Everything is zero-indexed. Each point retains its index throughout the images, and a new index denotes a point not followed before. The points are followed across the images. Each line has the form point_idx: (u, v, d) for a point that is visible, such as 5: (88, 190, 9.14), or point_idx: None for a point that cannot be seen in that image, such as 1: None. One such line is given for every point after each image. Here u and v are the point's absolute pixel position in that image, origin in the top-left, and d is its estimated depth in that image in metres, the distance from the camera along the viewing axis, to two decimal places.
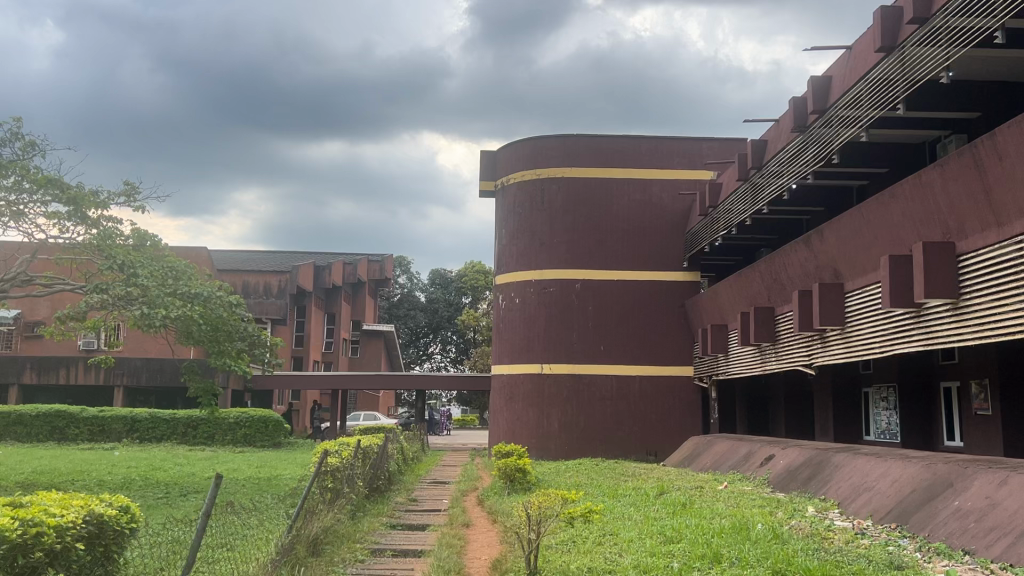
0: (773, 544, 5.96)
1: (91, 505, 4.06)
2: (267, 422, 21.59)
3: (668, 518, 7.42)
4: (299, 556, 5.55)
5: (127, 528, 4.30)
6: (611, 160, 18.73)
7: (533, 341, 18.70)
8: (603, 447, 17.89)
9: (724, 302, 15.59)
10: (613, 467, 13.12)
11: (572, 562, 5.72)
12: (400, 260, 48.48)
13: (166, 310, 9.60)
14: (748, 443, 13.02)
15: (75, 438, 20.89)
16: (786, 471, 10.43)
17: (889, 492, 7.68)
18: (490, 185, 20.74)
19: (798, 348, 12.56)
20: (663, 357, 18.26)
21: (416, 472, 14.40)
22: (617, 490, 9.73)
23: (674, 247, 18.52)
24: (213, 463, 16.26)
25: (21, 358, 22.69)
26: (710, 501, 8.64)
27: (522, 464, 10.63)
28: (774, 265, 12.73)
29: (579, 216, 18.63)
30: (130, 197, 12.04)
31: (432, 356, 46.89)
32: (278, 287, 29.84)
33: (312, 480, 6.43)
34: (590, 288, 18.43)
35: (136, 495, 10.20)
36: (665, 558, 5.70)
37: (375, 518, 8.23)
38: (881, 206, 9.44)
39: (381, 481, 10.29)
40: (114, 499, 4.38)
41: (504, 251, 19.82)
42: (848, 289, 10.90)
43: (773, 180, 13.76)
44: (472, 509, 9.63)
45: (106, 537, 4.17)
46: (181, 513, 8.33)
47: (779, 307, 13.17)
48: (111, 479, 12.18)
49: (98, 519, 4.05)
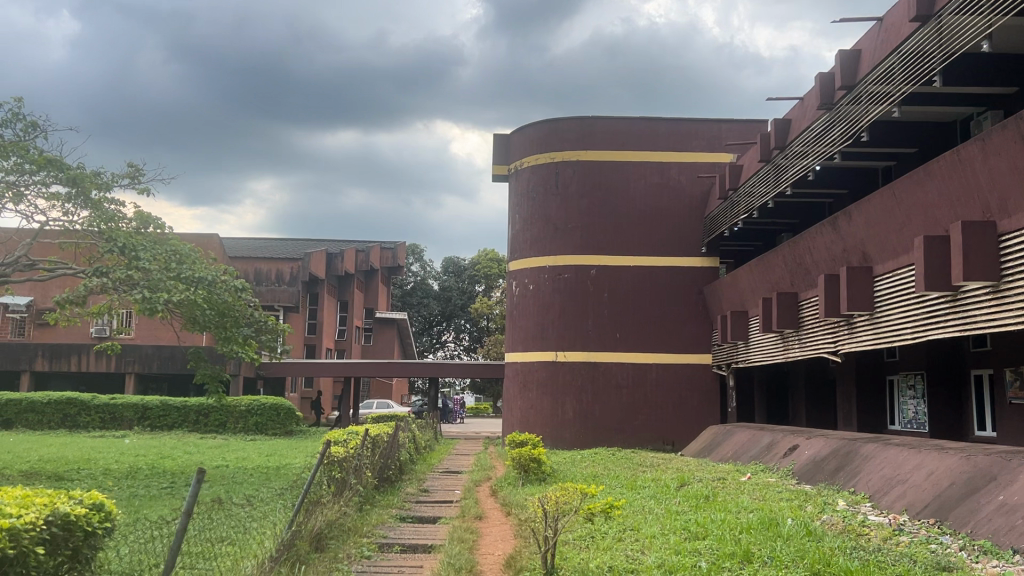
0: (807, 542, 5.56)
1: (57, 504, 3.65)
2: (278, 410, 21.33)
3: (691, 513, 7.02)
4: (301, 552, 5.21)
5: (102, 529, 3.93)
6: (628, 142, 18.27)
7: (548, 328, 18.32)
8: (619, 436, 17.52)
9: (745, 288, 15.14)
10: (630, 457, 12.76)
11: (592, 560, 5.36)
12: (413, 248, 48.17)
13: (169, 294, 9.29)
14: (770, 432, 12.62)
15: (86, 425, 20.73)
16: (811, 462, 10.02)
17: (925, 485, 7.25)
18: (503, 169, 20.33)
19: (822, 335, 12.13)
20: (681, 344, 17.84)
21: (428, 461, 14.09)
22: (636, 481, 9.34)
23: (693, 231, 18.06)
24: (223, 451, 16.01)
25: (32, 345, 22.54)
26: (734, 494, 8.24)
27: (536, 454, 10.25)
28: (798, 248, 12.28)
29: (595, 200, 18.21)
30: (134, 179, 11.74)
31: (445, 344, 46.58)
32: (290, 274, 29.56)
33: (315, 470, 6.08)
34: (606, 274, 18.01)
35: (139, 484, 9.92)
36: (692, 556, 5.30)
37: (384, 510, 7.90)
38: (915, 184, 8.98)
39: (392, 470, 9.94)
40: (87, 496, 3.97)
41: (517, 236, 19.43)
42: (877, 273, 10.45)
43: (797, 160, 13.30)
44: (485, 501, 9.27)
45: (75, 541, 3.76)
46: (183, 504, 8.01)
47: (803, 292, 12.72)
48: (117, 467, 11.93)
49: (65, 521, 3.64)
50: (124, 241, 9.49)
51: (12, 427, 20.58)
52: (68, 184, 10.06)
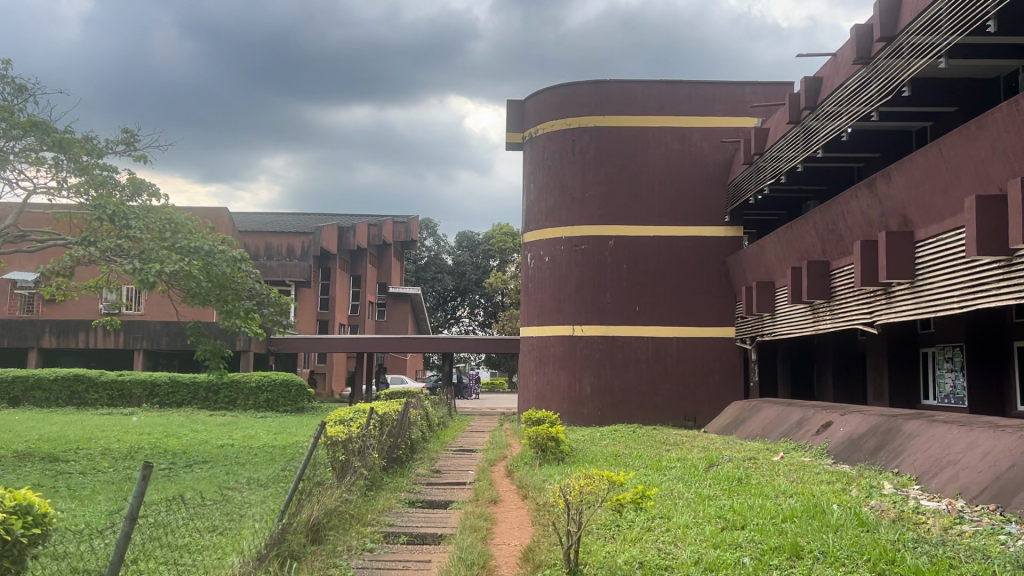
0: (859, 533, 4.93)
1: None
2: (289, 387, 20.89)
3: (725, 498, 6.42)
4: (294, 544, 4.65)
5: (28, 537, 3.34)
6: (648, 107, 17.50)
7: (564, 302, 17.71)
8: (639, 412, 16.94)
9: (771, 257, 14.44)
10: (651, 434, 12.19)
11: (619, 555, 4.76)
12: (427, 222, 47.55)
13: (162, 265, 8.73)
14: (800, 408, 11.99)
15: (94, 402, 20.40)
16: (847, 441, 9.39)
17: (981, 467, 6.61)
18: (517, 137, 19.63)
19: (856, 306, 11.44)
20: (702, 318, 17.17)
21: (441, 438, 13.60)
22: (660, 462, 8.74)
23: (715, 199, 17.31)
24: (230, 429, 15.58)
25: (40, 321, 22.21)
26: (769, 475, 7.60)
27: (554, 432, 9.64)
28: (831, 214, 11.56)
29: (613, 168, 17.49)
30: (129, 146, 11.18)
31: (460, 320, 46.15)
32: (302, 249, 29.01)
33: (316, 435, 5.47)
34: (624, 245, 17.33)
35: (136, 465, 9.44)
36: (733, 552, 4.69)
37: (391, 494, 7.37)
38: (966, 140, 8.24)
39: (401, 450, 9.41)
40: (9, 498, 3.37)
41: (532, 207, 18.78)
42: (919, 238, 9.74)
43: (828, 122, 12.54)
44: (500, 482, 8.71)
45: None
46: (179, 488, 7.49)
47: (837, 260, 12.01)
48: (117, 447, 11.49)
49: None
50: (114, 207, 8.88)
51: (20, 404, 20.26)
52: (55, 149, 9.48)
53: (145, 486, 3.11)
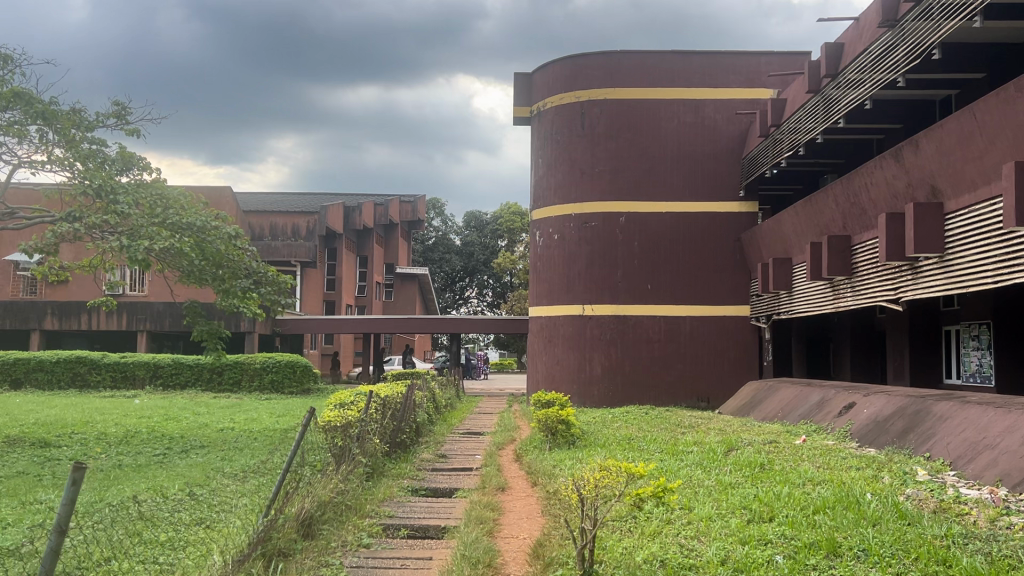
0: (900, 528, 4.48)
1: None
2: (294, 368, 20.59)
3: (748, 486, 5.98)
4: (280, 542, 4.27)
5: None
6: (660, 79, 16.94)
7: (574, 281, 17.27)
8: (650, 393, 16.52)
9: (789, 233, 13.94)
10: (665, 416, 11.78)
11: (639, 553, 4.35)
12: (434, 202, 47.04)
13: (152, 242, 8.29)
14: (819, 388, 11.55)
15: (97, 384, 20.12)
16: (871, 423, 8.95)
17: (1022, 452, 6.14)
18: (525, 111, 19.11)
19: (879, 282, 10.96)
20: (716, 296, 16.68)
21: (447, 420, 13.21)
22: (676, 446, 8.31)
23: (730, 174, 16.77)
24: (233, 411, 15.27)
25: (41, 303, 21.93)
26: (792, 461, 7.16)
27: (565, 415, 9.21)
28: (854, 185, 11.05)
29: (624, 142, 16.95)
30: (120, 118, 10.75)
31: (468, 300, 45.81)
32: (307, 228, 28.55)
33: (307, 420, 5.07)
34: (636, 222, 16.84)
35: (130, 450, 9.07)
36: (764, 549, 4.25)
37: (394, 482, 6.97)
38: (1003, 103, 7.73)
39: (406, 433, 9.03)
40: None
41: (540, 183, 18.29)
42: (949, 210, 9.25)
43: (850, 90, 11.99)
44: (509, 468, 8.31)
45: None
46: (170, 475, 7.10)
47: (859, 235, 11.52)
48: (114, 431, 11.15)
49: None
50: (102, 181, 8.43)
51: (22, 386, 19.99)
52: (39, 121, 9.03)
53: (75, 490, 2.78)
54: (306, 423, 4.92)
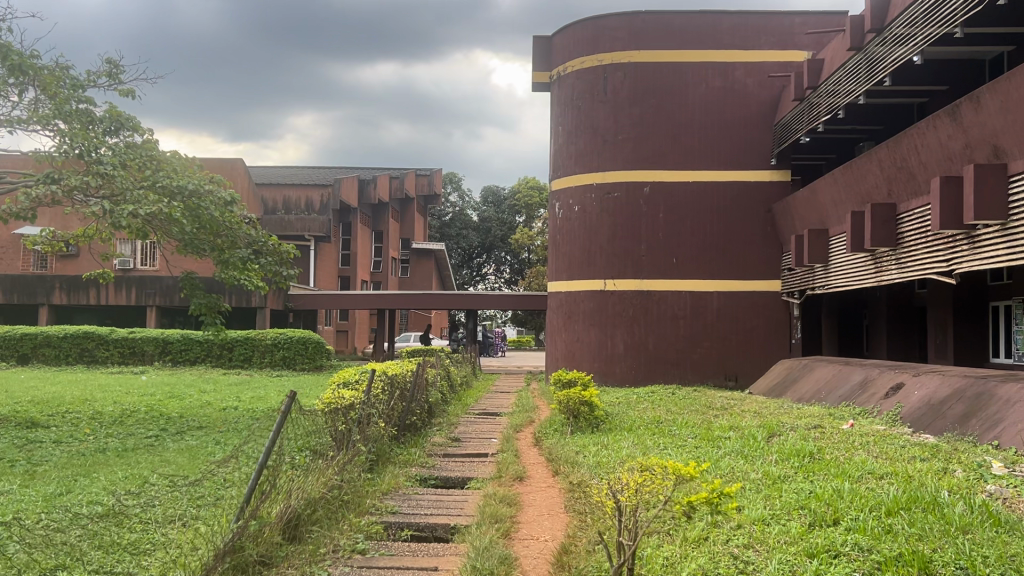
0: (997, 537, 3.75)
1: None
2: (306, 344, 20.03)
3: (801, 481, 5.24)
4: (255, 553, 3.58)
5: None
6: (688, 40, 16.02)
7: (595, 254, 16.49)
8: (675, 371, 15.78)
9: (826, 202, 13.10)
10: (692, 397, 11.05)
11: (685, 567, 3.64)
12: (451, 176, 46.28)
13: (137, 207, 7.60)
14: (861, 368, 10.75)
15: (105, 360, 19.64)
16: (923, 407, 8.17)
17: None
18: (544, 76, 18.25)
19: (927, 254, 10.12)
20: (745, 270, 15.85)
21: (462, 400, 12.54)
22: (711, 432, 7.57)
23: (761, 141, 15.87)
24: (240, 389, 14.70)
25: (49, 277, 21.49)
26: (844, 450, 6.41)
27: (588, 397, 8.46)
28: (902, 148, 10.17)
29: (649, 108, 16.09)
30: (112, 77, 10.06)
31: (485, 277, 45.16)
32: (321, 202, 27.78)
33: (288, 405, 4.33)
34: (661, 192, 16.00)
35: (120, 432, 8.45)
36: (838, 566, 3.50)
37: (400, 471, 6.31)
38: None
39: (416, 415, 8.34)
40: None
41: (560, 152, 17.48)
42: (1013, 173, 8.38)
43: (897, 47, 11.08)
44: (527, 454, 7.61)
45: None
46: (155, 461, 6.46)
47: (906, 203, 10.66)
48: (109, 410, 10.55)
49: None
50: (84, 138, 7.71)
51: (29, 362, 19.56)
52: (16, 75, 8.29)
53: None
54: (288, 410, 4.22)
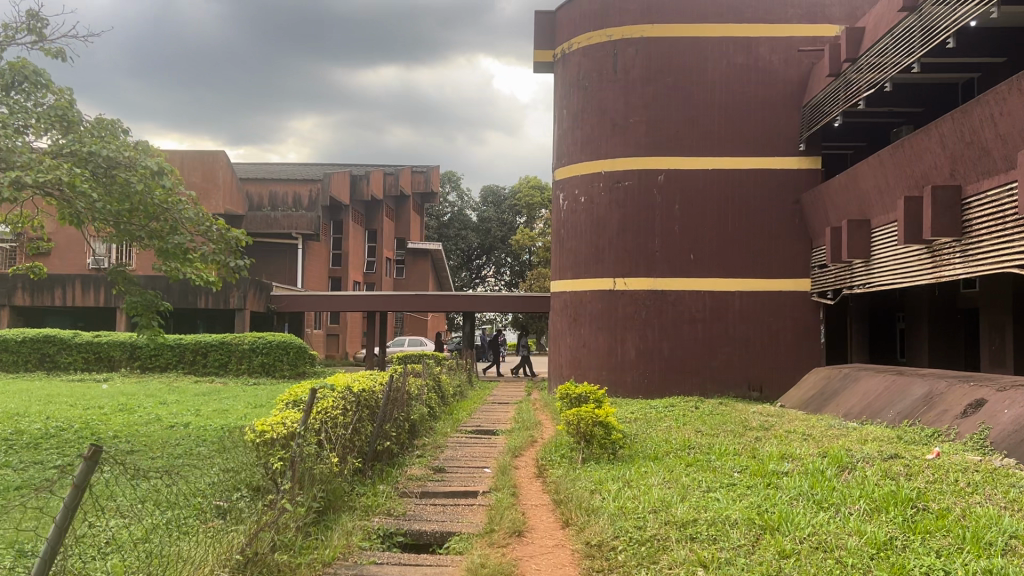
0: None
1: None
2: (288, 348, 18.43)
3: (926, 556, 3.61)
4: None
5: None
6: (705, 13, 14.44)
7: (604, 250, 14.87)
8: (692, 380, 14.16)
9: (868, 188, 11.48)
10: (722, 413, 9.43)
11: None
12: (449, 175, 44.78)
13: (25, 174, 6.09)
14: (921, 380, 9.14)
15: (68, 366, 18.04)
16: (1020, 430, 6.49)
17: None
18: (546, 56, 16.73)
19: (1000, 244, 8.53)
20: (772, 269, 14.20)
21: (452, 414, 10.91)
22: (762, 464, 5.95)
23: (788, 124, 14.25)
24: (205, 401, 13.05)
25: (11, 276, 19.93)
26: (954, 496, 4.74)
27: (602, 417, 6.77)
28: (975, 116, 8.58)
29: (662, 88, 14.52)
30: (34, 31, 8.47)
31: (486, 279, 43.49)
32: (309, 199, 25.98)
33: (87, 472, 2.52)
34: (676, 180, 14.39)
35: (25, 459, 6.82)
36: None
37: (359, 524, 4.70)
38: None
39: (389, 440, 6.72)
40: None
41: (563, 138, 15.90)
42: None
43: (957, 6, 9.40)
44: (528, 492, 5.97)
45: None
46: (30, 509, 4.85)
47: (974, 184, 9.08)
48: (33, 428, 8.91)
49: None
50: None
51: None
52: None
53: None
54: (86, 482, 2.50)
